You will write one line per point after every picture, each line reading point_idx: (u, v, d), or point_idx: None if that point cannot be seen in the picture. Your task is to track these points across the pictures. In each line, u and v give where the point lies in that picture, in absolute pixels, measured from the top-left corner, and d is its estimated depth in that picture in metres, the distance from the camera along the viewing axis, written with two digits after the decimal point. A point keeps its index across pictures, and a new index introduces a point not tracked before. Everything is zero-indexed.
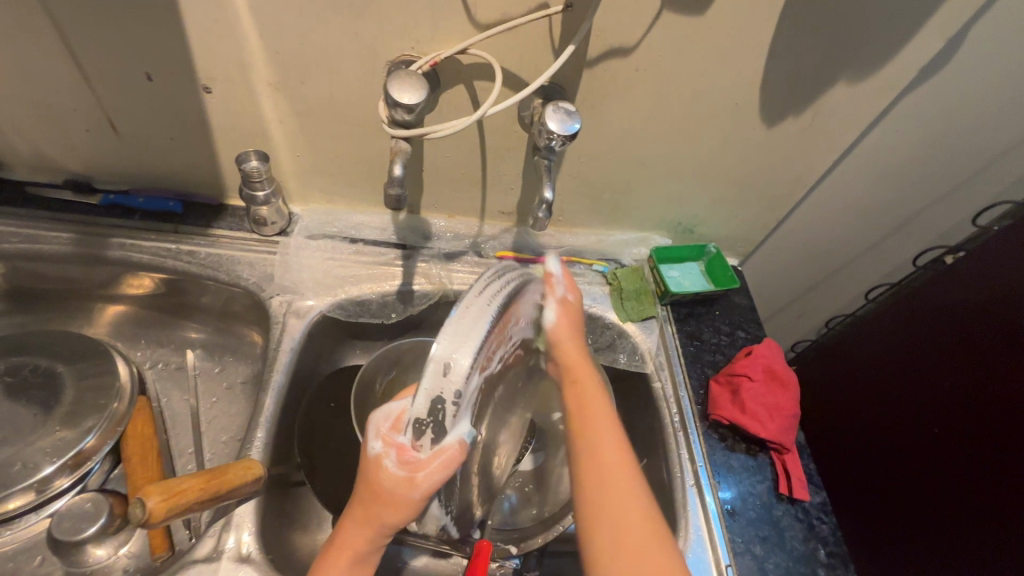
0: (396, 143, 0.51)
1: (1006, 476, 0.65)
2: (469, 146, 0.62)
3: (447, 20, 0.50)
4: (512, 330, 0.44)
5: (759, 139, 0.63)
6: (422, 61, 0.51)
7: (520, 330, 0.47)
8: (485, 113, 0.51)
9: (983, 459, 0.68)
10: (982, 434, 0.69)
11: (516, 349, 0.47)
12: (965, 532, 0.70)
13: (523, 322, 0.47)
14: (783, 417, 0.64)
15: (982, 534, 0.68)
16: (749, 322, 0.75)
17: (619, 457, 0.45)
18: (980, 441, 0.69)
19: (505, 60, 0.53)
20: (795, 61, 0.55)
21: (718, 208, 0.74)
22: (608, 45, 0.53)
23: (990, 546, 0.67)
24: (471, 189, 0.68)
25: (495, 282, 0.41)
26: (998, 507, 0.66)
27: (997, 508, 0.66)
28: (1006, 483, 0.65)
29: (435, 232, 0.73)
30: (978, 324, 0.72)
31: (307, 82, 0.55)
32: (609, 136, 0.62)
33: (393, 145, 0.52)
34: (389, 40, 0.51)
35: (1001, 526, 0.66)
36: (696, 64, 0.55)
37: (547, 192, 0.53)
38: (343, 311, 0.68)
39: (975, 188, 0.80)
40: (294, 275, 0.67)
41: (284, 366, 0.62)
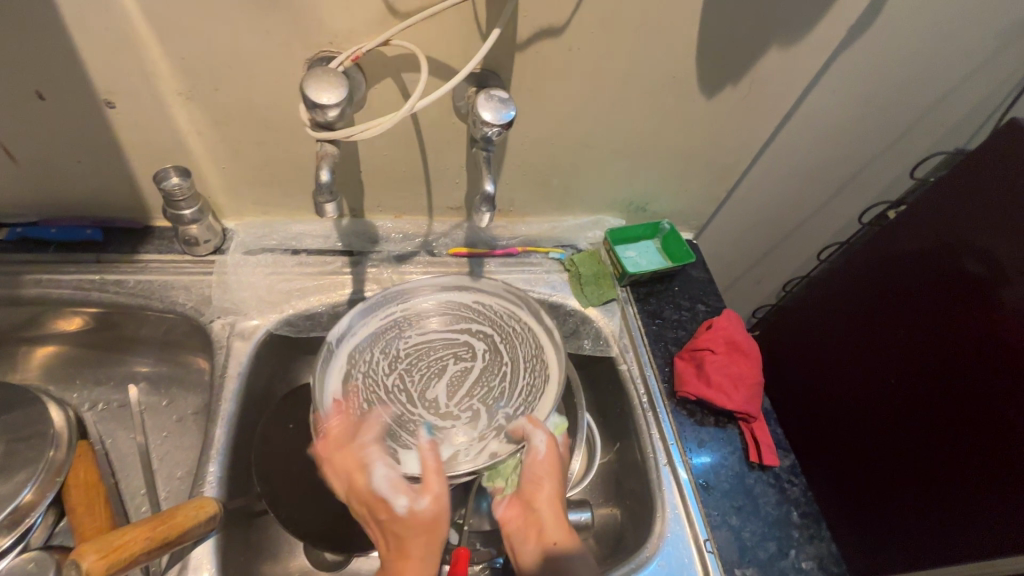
0: (321, 147, 0.46)
1: (969, 417, 0.68)
2: (407, 141, 0.59)
3: (364, 10, 0.47)
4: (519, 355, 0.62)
5: (700, 111, 0.63)
6: (342, 57, 0.47)
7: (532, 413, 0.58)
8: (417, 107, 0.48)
9: (945, 403, 0.71)
10: (948, 378, 0.71)
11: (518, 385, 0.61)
12: (937, 476, 0.71)
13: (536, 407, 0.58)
14: (748, 386, 0.64)
15: (953, 476, 0.69)
16: (708, 295, 0.76)
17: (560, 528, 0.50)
18: (939, 386, 0.72)
19: (430, 50, 0.51)
20: (728, 30, 0.54)
21: (667, 183, 0.74)
22: (536, 27, 0.50)
23: (963, 486, 0.68)
24: (415, 187, 0.66)
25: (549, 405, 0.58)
26: (966, 446, 0.68)
27: (959, 450, 0.69)
28: (975, 422, 0.67)
29: (383, 234, 0.70)
30: (927, 272, 0.75)
31: (222, 89, 0.51)
32: (550, 119, 0.61)
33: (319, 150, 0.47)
34: (306, 36, 0.48)
35: (969, 464, 0.68)
36: (630, 41, 0.54)
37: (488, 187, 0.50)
38: (292, 327, 0.65)
39: (910, 141, 0.83)
40: (234, 294, 0.63)
41: (233, 392, 0.58)
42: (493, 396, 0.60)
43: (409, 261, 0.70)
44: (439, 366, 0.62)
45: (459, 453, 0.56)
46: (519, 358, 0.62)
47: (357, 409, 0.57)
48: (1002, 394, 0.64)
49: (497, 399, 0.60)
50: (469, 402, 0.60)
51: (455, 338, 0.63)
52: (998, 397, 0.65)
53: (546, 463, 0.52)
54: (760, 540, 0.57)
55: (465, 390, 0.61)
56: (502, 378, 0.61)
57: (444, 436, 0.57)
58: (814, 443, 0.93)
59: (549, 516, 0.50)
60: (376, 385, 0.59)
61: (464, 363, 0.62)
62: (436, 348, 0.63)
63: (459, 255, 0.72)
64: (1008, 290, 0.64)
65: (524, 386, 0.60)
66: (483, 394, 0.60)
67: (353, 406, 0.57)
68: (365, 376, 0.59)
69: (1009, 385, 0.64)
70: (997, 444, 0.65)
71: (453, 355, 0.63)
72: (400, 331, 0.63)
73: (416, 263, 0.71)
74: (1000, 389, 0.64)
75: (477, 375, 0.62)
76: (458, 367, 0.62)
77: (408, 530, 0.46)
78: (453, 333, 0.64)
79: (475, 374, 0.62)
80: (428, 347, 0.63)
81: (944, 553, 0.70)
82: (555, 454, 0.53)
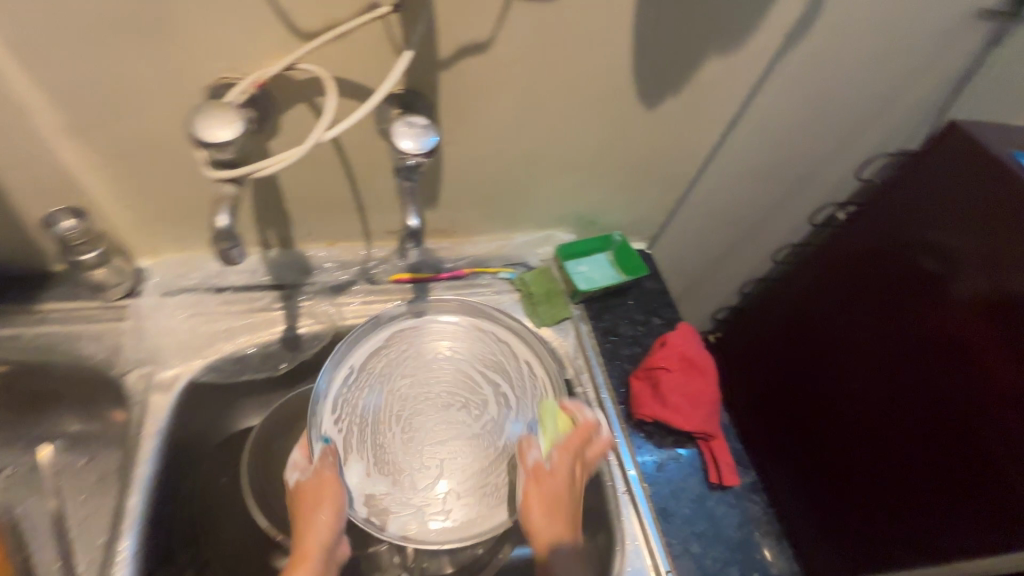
0: (218, 188, 0.40)
1: (922, 418, 0.68)
2: (332, 166, 0.55)
3: (262, 32, 0.42)
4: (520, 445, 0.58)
5: (641, 123, 0.61)
6: (244, 83, 0.43)
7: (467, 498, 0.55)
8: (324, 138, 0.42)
9: (902, 404, 0.71)
10: (904, 378, 0.70)
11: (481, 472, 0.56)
12: (900, 476, 0.71)
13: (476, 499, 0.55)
14: (705, 404, 0.62)
15: (912, 480, 0.69)
16: (663, 307, 0.74)
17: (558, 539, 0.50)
18: (895, 387, 0.72)
19: (342, 71, 0.46)
20: (662, 41, 0.51)
21: (615, 196, 0.71)
22: (457, 43, 0.47)
23: (924, 488, 0.67)
24: (348, 213, 0.61)
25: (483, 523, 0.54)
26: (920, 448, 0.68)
27: (914, 452, 0.69)
28: (934, 422, 0.67)
29: (315, 263, 0.65)
30: (883, 273, 0.75)
31: (111, 122, 0.46)
32: (485, 137, 0.57)
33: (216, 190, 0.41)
34: (200, 61, 0.43)
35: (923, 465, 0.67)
36: (561, 55, 0.50)
37: (411, 222, 0.46)
38: (220, 373, 0.60)
39: (855, 140, 0.82)
40: (152, 342, 0.57)
41: (151, 453, 0.52)
42: (461, 472, 0.56)
43: (346, 292, 0.65)
44: (444, 406, 0.59)
45: (384, 497, 0.54)
46: (511, 446, 0.58)
47: (357, 393, 0.58)
48: (955, 393, 0.64)
49: (458, 474, 0.56)
50: (432, 465, 0.56)
51: (478, 385, 0.60)
52: (953, 394, 0.64)
53: (539, 492, 0.52)
54: (722, 567, 0.56)
55: (440, 453, 0.57)
56: (480, 458, 0.57)
57: (390, 471, 0.55)
58: (789, 446, 0.92)
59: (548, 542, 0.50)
60: (388, 376, 0.59)
61: (461, 422, 0.58)
62: (453, 392, 0.59)
63: (402, 281, 0.68)
64: (958, 287, 0.64)
65: (488, 483, 0.56)
66: (451, 464, 0.56)
67: (357, 391, 0.58)
68: (382, 365, 0.59)
69: (963, 381, 0.64)
70: (951, 444, 0.64)
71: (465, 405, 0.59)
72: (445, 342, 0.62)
73: (354, 293, 0.66)
74: (954, 388, 0.64)
75: (463, 436, 0.58)
76: (460, 410, 0.59)
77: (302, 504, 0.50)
78: (481, 379, 0.60)
79: (466, 432, 0.58)
80: (453, 373, 0.60)
81: (908, 557, 0.69)
82: (541, 474, 0.53)
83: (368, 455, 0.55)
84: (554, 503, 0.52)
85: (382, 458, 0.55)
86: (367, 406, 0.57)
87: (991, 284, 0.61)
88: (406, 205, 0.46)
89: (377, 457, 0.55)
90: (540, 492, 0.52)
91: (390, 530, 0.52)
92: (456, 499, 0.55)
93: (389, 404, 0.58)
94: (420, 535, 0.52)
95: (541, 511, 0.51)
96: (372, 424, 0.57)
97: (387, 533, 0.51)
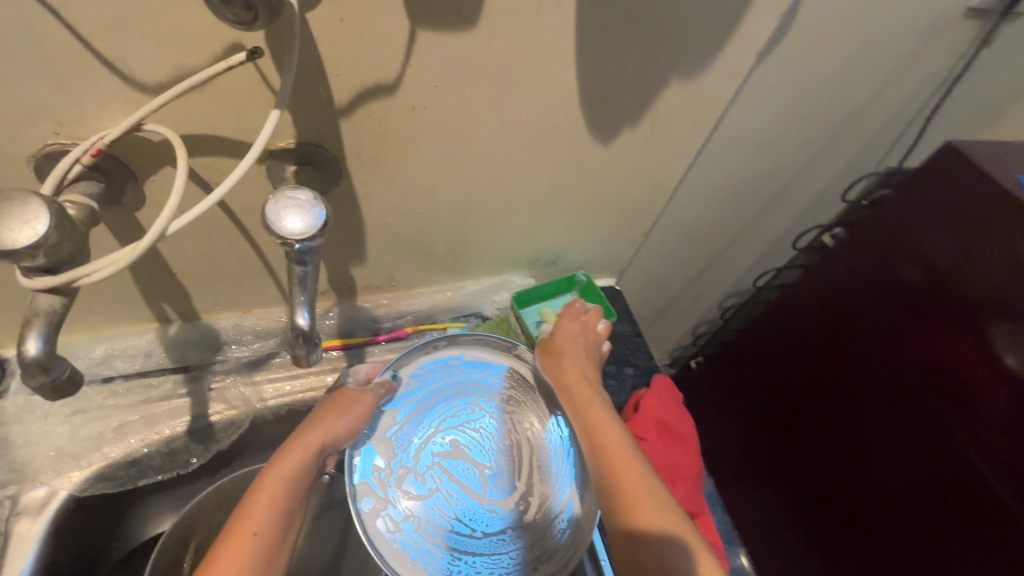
0: (34, 302, 0.30)
1: (914, 458, 0.61)
2: (226, 234, 0.46)
3: (90, 86, 0.32)
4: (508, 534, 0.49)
5: (596, 158, 0.52)
6: (78, 151, 0.33)
7: (415, 530, 0.47)
8: (172, 229, 0.32)
9: (892, 443, 0.64)
10: (903, 402, 0.63)
11: (448, 522, 0.48)
12: (900, 521, 0.64)
13: (418, 547, 0.47)
14: (686, 479, 0.55)
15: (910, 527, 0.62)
16: (636, 354, 0.66)
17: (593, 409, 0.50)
18: (884, 424, 0.65)
19: (210, 127, 0.37)
20: (613, 68, 0.43)
21: (575, 235, 0.63)
22: (355, 85, 0.37)
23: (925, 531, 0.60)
24: (257, 280, 0.52)
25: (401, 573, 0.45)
26: (915, 490, 0.62)
27: (912, 496, 0.62)
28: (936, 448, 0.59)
29: (226, 337, 0.55)
30: (869, 301, 0.68)
31: None
32: (411, 187, 0.48)
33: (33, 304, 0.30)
34: (15, 126, 0.33)
35: (921, 512, 0.61)
36: (490, 93, 0.42)
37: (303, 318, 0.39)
38: (110, 482, 0.50)
39: (836, 153, 0.75)
40: (20, 452, 0.48)
41: None
42: (435, 510, 0.49)
43: (266, 366, 0.56)
44: (477, 462, 0.51)
45: (379, 468, 0.49)
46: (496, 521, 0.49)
47: (444, 372, 0.54)
48: (946, 429, 0.58)
49: (432, 507, 0.49)
50: (425, 486, 0.49)
51: (531, 465, 0.52)
52: (946, 425, 0.58)
53: (548, 358, 0.55)
54: None
55: (437, 484, 0.50)
56: (464, 509, 0.49)
57: (405, 448, 0.50)
58: (781, 480, 0.85)
59: (578, 397, 0.51)
60: (482, 398, 0.54)
61: (470, 480, 0.50)
62: (492, 455, 0.52)
63: (331, 349, 0.59)
64: (949, 295, 0.58)
65: (436, 549, 0.47)
66: (432, 500, 0.49)
67: (447, 369, 0.54)
68: (488, 366, 0.55)
69: (952, 409, 0.58)
70: (947, 487, 0.58)
71: (493, 467, 0.51)
72: (543, 413, 0.54)
73: (276, 367, 0.57)
74: (945, 425, 0.58)
75: (471, 481, 0.51)
76: (497, 461, 0.52)
77: (331, 403, 0.48)
78: (539, 462, 0.52)
79: (477, 481, 0.51)
80: (526, 431, 0.53)
81: None
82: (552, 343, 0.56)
83: (410, 430, 0.51)
84: (562, 355, 0.55)
85: (411, 439, 0.51)
86: (449, 403, 0.53)
87: (975, 303, 0.55)
88: (295, 299, 0.38)
89: (409, 430, 0.51)
90: (547, 357, 0.55)
91: (353, 489, 0.47)
92: (403, 530, 0.47)
93: (457, 402, 0.53)
94: (366, 519, 0.46)
95: (551, 367, 0.54)
96: (436, 415, 0.52)
97: (351, 493, 0.46)
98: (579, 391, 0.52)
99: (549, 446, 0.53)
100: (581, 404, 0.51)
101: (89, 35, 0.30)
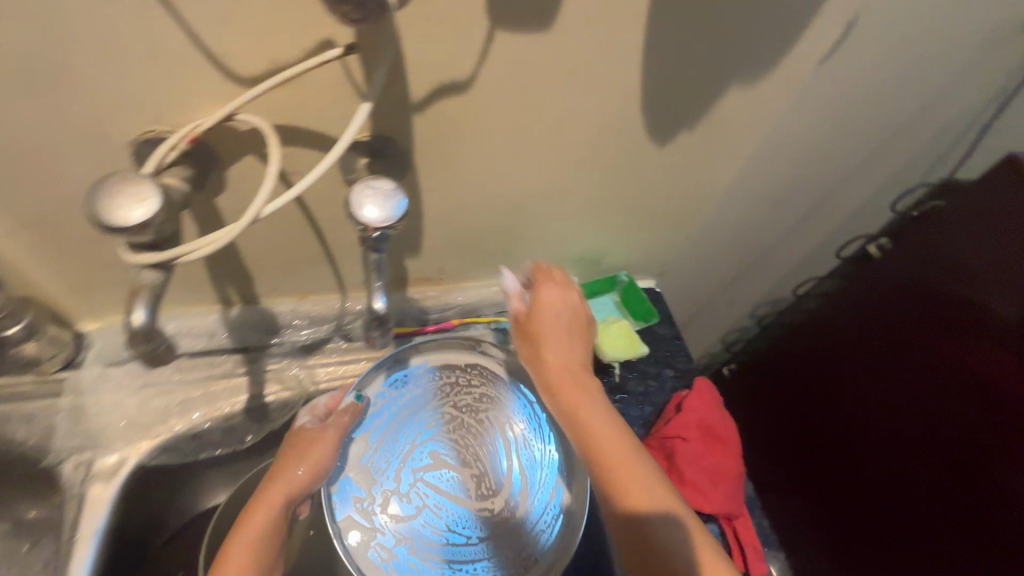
0: (138, 276, 0.32)
1: (949, 466, 0.61)
2: (297, 225, 0.48)
3: (190, 75, 0.34)
4: (501, 549, 0.48)
5: (650, 159, 0.53)
6: (175, 138, 0.36)
7: (408, 548, 0.47)
8: (266, 212, 0.34)
9: (926, 451, 0.64)
10: (940, 423, 0.62)
11: (439, 540, 0.48)
12: (928, 527, 0.64)
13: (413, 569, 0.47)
14: (727, 481, 0.55)
15: (942, 534, 0.62)
16: (677, 357, 0.66)
17: (581, 406, 0.46)
18: (917, 431, 0.65)
19: (295, 118, 0.39)
20: (677, 70, 0.43)
21: (621, 236, 0.64)
22: (432, 82, 0.39)
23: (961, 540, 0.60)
24: (317, 267, 0.53)
25: None
26: (948, 497, 0.62)
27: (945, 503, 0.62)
28: (975, 469, 0.58)
29: (283, 321, 0.57)
30: (913, 310, 0.67)
31: (21, 184, 0.39)
32: (470, 183, 0.50)
33: (135, 278, 0.33)
34: (119, 112, 0.36)
35: (955, 519, 0.61)
36: (556, 92, 0.43)
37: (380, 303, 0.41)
38: (173, 453, 0.53)
39: (886, 163, 0.74)
40: (93, 421, 0.51)
41: (84, 566, 0.46)
42: (426, 527, 0.48)
43: (320, 350, 0.58)
44: (461, 467, 0.51)
45: (359, 498, 0.48)
46: (487, 535, 0.49)
47: (402, 389, 0.52)
48: (984, 438, 0.58)
49: (422, 524, 0.48)
50: (412, 505, 0.49)
51: (511, 474, 0.50)
52: (982, 432, 0.58)
53: (524, 343, 0.50)
54: None
55: (423, 499, 0.49)
56: (452, 523, 0.49)
57: (379, 470, 0.49)
58: (811, 486, 0.85)
59: (562, 394, 0.47)
60: (455, 403, 0.52)
61: (456, 487, 0.50)
62: (474, 457, 0.51)
63: None
64: (993, 312, 0.57)
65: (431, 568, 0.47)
66: (421, 517, 0.49)
67: (404, 391, 0.51)
68: (451, 377, 0.52)
69: (989, 418, 0.57)
70: (982, 494, 0.58)
71: (479, 472, 0.50)
72: (519, 409, 0.52)
73: (330, 351, 0.59)
74: (983, 433, 0.58)
75: (453, 496, 0.50)
76: (474, 474, 0.50)
77: (292, 449, 0.47)
78: (519, 469, 0.50)
79: (462, 488, 0.50)
80: (500, 440, 0.51)
81: None
82: (524, 323, 0.50)
83: (386, 449, 0.50)
84: (540, 339, 0.49)
85: (387, 461, 0.50)
86: (422, 413, 0.51)
87: (1014, 312, 0.55)
88: (373, 281, 0.40)
89: (379, 453, 0.50)
90: (525, 344, 0.50)
91: (336, 528, 0.45)
92: (397, 549, 0.47)
93: (425, 420, 0.51)
94: (355, 553, 0.45)
95: (529, 355, 0.49)
96: (408, 430, 0.51)
97: (333, 532, 0.45)
98: (562, 385, 0.47)
99: (531, 442, 0.51)
100: (561, 394, 0.47)
101: (198, 28, 0.32)
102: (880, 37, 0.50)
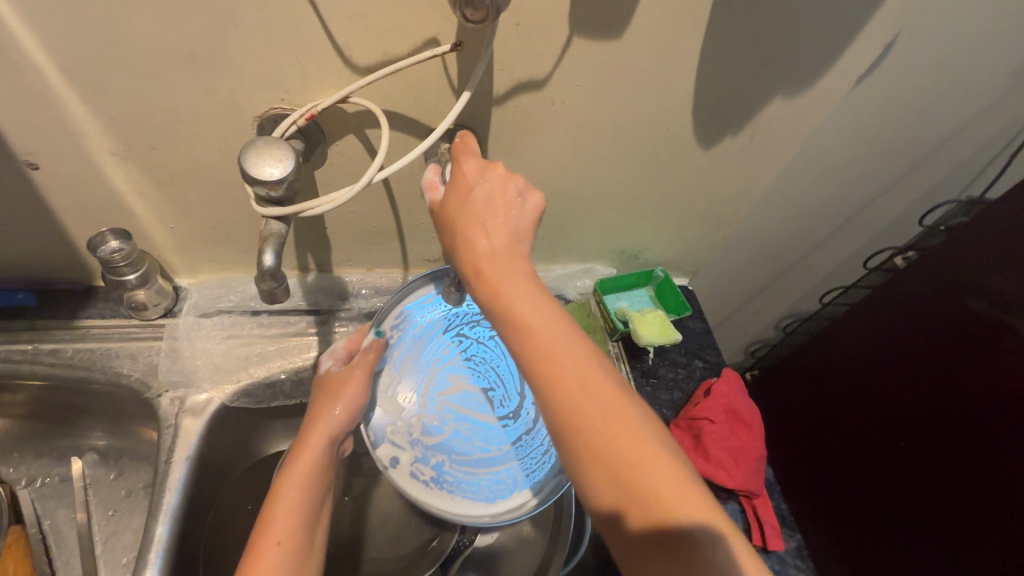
0: (267, 225, 0.40)
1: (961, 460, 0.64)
2: (378, 204, 0.54)
3: (316, 63, 0.41)
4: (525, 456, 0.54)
5: (695, 161, 0.58)
6: (296, 114, 0.42)
7: (441, 458, 0.53)
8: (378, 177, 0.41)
9: (940, 446, 0.67)
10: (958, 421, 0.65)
11: (468, 452, 0.54)
12: (940, 515, 0.67)
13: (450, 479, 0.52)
14: (749, 461, 0.60)
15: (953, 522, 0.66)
16: (706, 348, 0.70)
17: (517, 301, 0.37)
18: (932, 426, 0.69)
19: (394, 104, 0.45)
20: (727, 81, 0.49)
21: (661, 232, 0.69)
22: (514, 79, 0.45)
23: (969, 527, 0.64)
24: (388, 242, 0.59)
25: (443, 501, 0.51)
26: (959, 488, 0.65)
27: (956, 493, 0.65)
28: (992, 466, 0.61)
29: (352, 289, 0.63)
30: (935, 315, 0.70)
31: (160, 148, 0.46)
32: (532, 172, 0.56)
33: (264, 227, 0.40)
34: (252, 92, 0.43)
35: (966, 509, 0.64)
36: (618, 94, 0.48)
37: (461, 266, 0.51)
38: (251, 398, 0.60)
39: (917, 181, 0.78)
40: (185, 363, 0.57)
41: (178, 483, 0.52)
42: (455, 443, 0.54)
43: None
44: (478, 387, 0.56)
45: (390, 426, 0.54)
46: (507, 442, 0.54)
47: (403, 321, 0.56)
48: (997, 432, 0.61)
49: (451, 442, 0.54)
50: (441, 426, 0.54)
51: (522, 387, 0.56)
52: (994, 428, 0.61)
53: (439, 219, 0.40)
54: None
55: (450, 419, 0.55)
56: (475, 434, 0.54)
57: (403, 399, 0.55)
58: (825, 482, 0.88)
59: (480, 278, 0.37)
60: (466, 328, 0.57)
61: (477, 406, 0.55)
62: (490, 376, 0.56)
63: None
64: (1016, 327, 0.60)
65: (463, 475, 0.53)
66: (450, 436, 0.54)
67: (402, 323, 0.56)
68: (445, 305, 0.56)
69: (1002, 416, 0.60)
70: (991, 484, 0.61)
71: (495, 388, 0.56)
72: None
73: None
74: (996, 427, 0.61)
75: (472, 410, 0.55)
76: (487, 387, 0.56)
77: (326, 392, 0.53)
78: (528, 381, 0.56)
79: (480, 405, 0.55)
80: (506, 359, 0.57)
81: None
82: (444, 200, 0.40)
83: (409, 376, 0.55)
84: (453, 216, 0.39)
85: (412, 391, 0.55)
86: (435, 341, 0.56)
87: None
88: None
89: (397, 383, 0.55)
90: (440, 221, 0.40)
91: (377, 456, 0.52)
92: (433, 462, 0.53)
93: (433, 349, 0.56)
94: (396, 473, 0.51)
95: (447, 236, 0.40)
96: (427, 359, 0.56)
97: (376, 459, 0.51)
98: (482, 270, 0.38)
99: None
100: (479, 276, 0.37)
101: (331, 24, 0.39)
102: (914, 59, 0.55)
